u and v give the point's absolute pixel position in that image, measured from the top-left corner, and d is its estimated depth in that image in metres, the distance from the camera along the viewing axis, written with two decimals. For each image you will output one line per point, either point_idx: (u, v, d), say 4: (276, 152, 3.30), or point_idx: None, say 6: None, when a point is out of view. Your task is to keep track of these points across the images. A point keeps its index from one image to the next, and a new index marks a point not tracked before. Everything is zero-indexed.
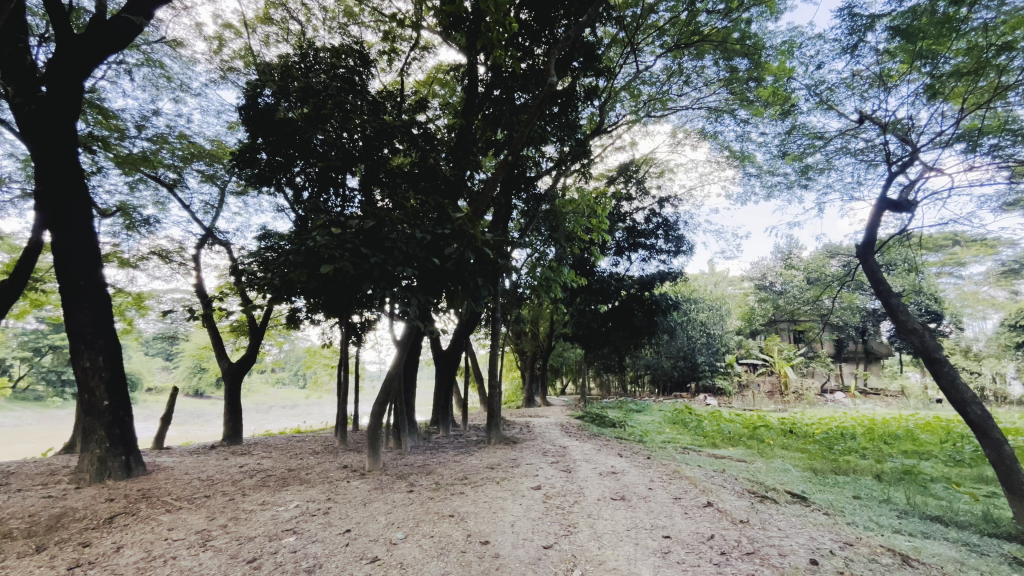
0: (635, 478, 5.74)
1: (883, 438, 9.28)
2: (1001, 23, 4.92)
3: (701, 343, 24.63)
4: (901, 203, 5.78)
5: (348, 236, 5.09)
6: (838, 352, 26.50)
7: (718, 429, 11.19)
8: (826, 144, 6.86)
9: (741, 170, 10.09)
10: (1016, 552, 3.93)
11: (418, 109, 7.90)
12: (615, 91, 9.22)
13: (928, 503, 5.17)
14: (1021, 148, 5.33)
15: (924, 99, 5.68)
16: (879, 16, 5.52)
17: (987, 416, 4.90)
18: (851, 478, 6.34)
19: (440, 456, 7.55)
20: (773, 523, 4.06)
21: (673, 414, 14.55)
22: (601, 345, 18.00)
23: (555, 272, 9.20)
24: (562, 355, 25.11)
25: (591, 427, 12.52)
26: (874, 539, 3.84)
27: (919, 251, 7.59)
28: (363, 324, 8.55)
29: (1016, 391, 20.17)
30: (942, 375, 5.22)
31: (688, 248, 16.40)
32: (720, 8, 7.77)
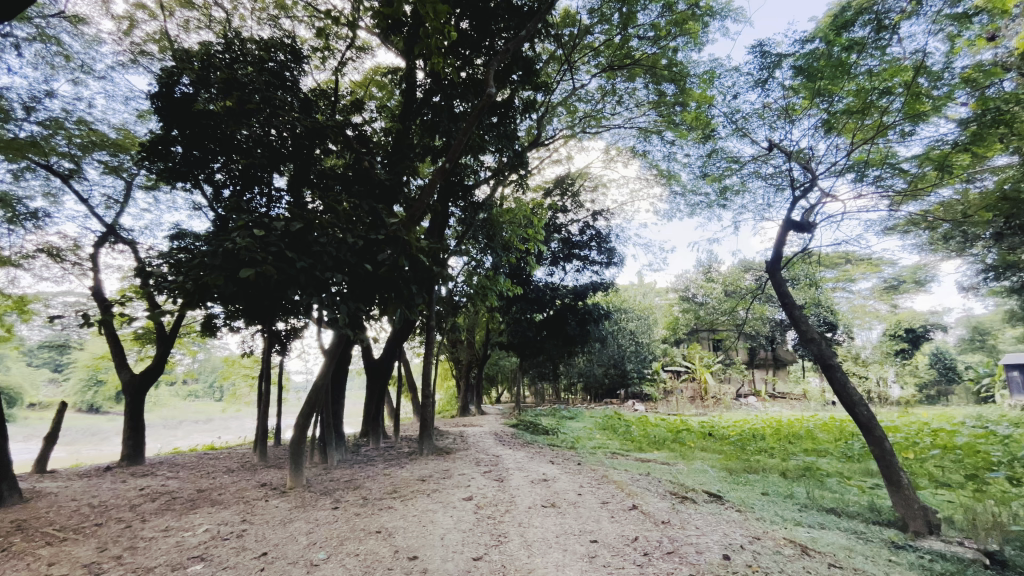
0: (565, 484, 5.85)
1: (788, 438, 10.17)
2: (883, 71, 5.64)
3: (630, 351, 25.68)
4: (803, 224, 6.39)
5: (271, 240, 4.80)
6: (751, 358, 28.66)
7: (644, 433, 11.71)
8: (741, 167, 7.45)
9: (667, 187, 10.69)
10: (894, 537, 4.43)
11: (354, 110, 7.65)
12: (553, 105, 9.47)
13: (823, 497, 5.72)
14: (898, 179, 6.09)
15: (822, 132, 6.34)
16: (785, 55, 6.12)
17: (872, 416, 5.46)
18: (760, 476, 6.88)
19: (370, 470, 7.26)
20: (691, 522, 4.30)
21: (603, 420, 15.06)
22: (536, 354, 18.04)
23: (491, 281, 9.28)
24: (497, 363, 25.19)
25: (525, 435, 12.64)
26: (779, 533, 4.17)
27: (818, 267, 8.43)
28: (288, 331, 8.07)
29: (895, 393, 22.81)
30: (835, 380, 5.80)
31: (619, 260, 17.08)
32: (650, 35, 8.27)
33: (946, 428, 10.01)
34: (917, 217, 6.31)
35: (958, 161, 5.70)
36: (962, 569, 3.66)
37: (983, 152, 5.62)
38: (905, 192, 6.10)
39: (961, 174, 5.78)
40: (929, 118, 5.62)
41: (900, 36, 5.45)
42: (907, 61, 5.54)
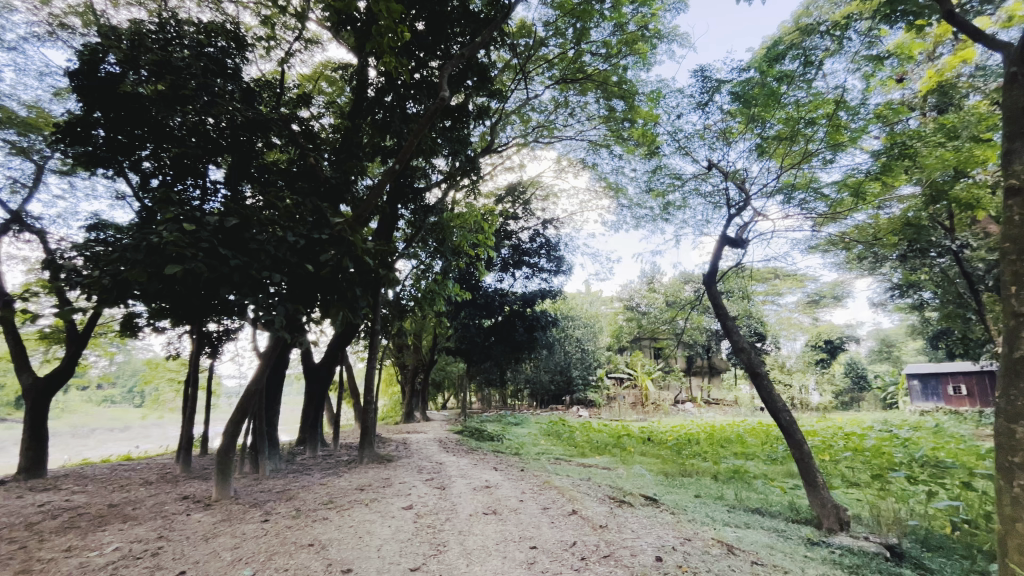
0: (507, 491, 5.85)
1: (720, 442, 10.75)
2: (808, 103, 6.13)
3: (575, 357, 26.19)
4: (737, 241, 6.80)
5: (203, 235, 4.52)
6: (688, 366, 30.10)
7: (587, 439, 11.98)
8: (683, 184, 7.85)
9: (615, 200, 11.03)
10: (810, 534, 4.77)
11: (300, 104, 7.35)
12: (506, 113, 9.54)
13: (750, 498, 6.08)
14: (820, 203, 6.65)
15: (755, 155, 6.78)
16: (724, 80, 6.50)
17: (793, 421, 5.87)
18: (694, 479, 7.22)
19: (305, 479, 6.94)
20: (628, 525, 4.43)
21: (548, 426, 15.25)
22: (484, 360, 18.15)
23: (440, 285, 9.17)
24: (444, 369, 24.93)
25: (470, 441, 12.56)
26: (707, 533, 4.38)
27: (751, 281, 8.99)
28: (221, 332, 7.60)
29: (815, 400, 24.68)
30: (762, 387, 6.19)
31: (568, 268, 17.42)
32: (602, 52, 8.54)
33: (856, 432, 10.95)
34: (836, 238, 6.87)
35: (870, 189, 6.28)
36: (867, 563, 3.98)
37: (890, 182, 6.23)
38: (826, 215, 6.63)
39: (873, 200, 6.37)
40: (847, 147, 6.17)
41: (823, 72, 5.97)
42: (829, 95, 6.07)
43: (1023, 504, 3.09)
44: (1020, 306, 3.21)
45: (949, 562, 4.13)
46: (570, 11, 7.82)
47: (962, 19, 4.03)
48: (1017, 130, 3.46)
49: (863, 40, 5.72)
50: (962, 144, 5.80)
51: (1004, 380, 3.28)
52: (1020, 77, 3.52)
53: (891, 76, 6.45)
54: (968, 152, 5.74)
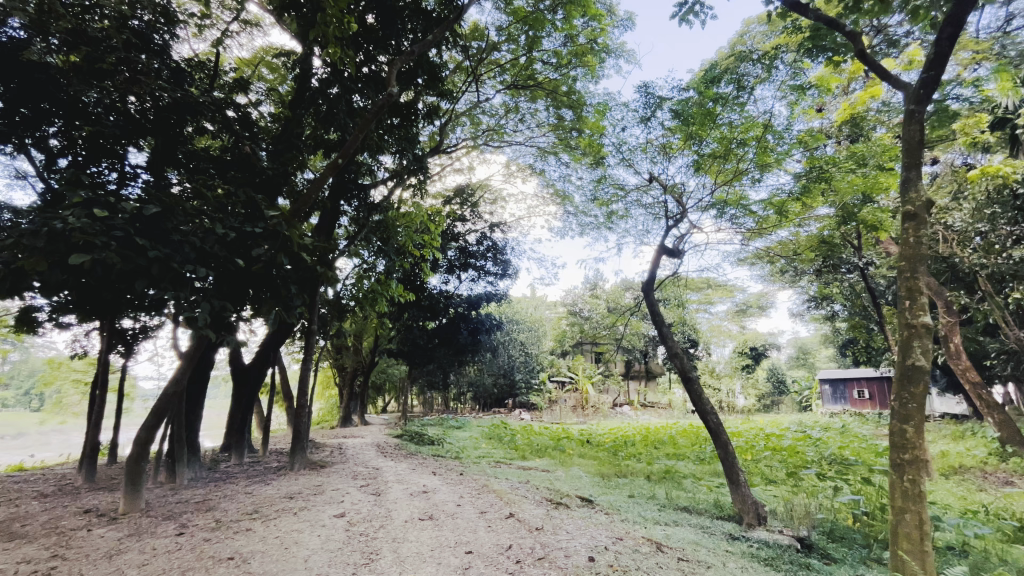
0: (445, 496, 5.77)
1: (654, 444, 11.22)
2: (740, 125, 6.54)
3: (519, 361, 26.38)
4: (674, 251, 7.13)
5: (116, 223, 4.13)
6: (627, 370, 31.22)
7: (528, 442, 12.09)
8: (626, 195, 8.14)
9: (562, 207, 11.24)
10: (733, 529, 5.07)
11: (236, 88, 6.92)
12: (457, 114, 9.48)
13: (679, 497, 6.38)
14: (748, 219, 7.15)
15: (692, 171, 7.14)
16: (665, 98, 6.80)
17: (720, 423, 6.20)
18: (629, 480, 7.47)
19: (228, 488, 6.49)
20: (562, 527, 4.49)
21: (490, 429, 15.26)
22: (426, 362, 17.93)
23: (383, 285, 8.93)
24: (385, 371, 24.29)
25: (409, 446, 12.30)
26: (638, 532, 4.53)
27: (686, 289, 9.46)
28: (136, 330, 6.99)
29: (740, 403, 26.38)
30: (692, 391, 6.50)
31: (514, 272, 17.53)
32: (552, 62, 8.70)
33: (775, 433, 11.80)
34: (762, 251, 7.40)
35: (791, 208, 6.81)
36: (781, 555, 4.27)
37: (809, 203, 6.79)
38: (753, 230, 7.14)
39: (794, 219, 6.90)
40: (772, 168, 6.65)
41: (754, 97, 6.43)
42: (759, 119, 6.51)
43: (911, 497, 3.44)
44: (912, 319, 3.60)
45: (850, 551, 4.53)
46: (522, 18, 7.90)
47: (871, 60, 4.47)
48: (914, 160, 3.85)
49: (789, 70, 6.19)
50: (870, 171, 6.42)
51: (898, 385, 3.65)
52: (916, 115, 3.95)
53: (813, 105, 7.02)
54: (874, 178, 6.36)
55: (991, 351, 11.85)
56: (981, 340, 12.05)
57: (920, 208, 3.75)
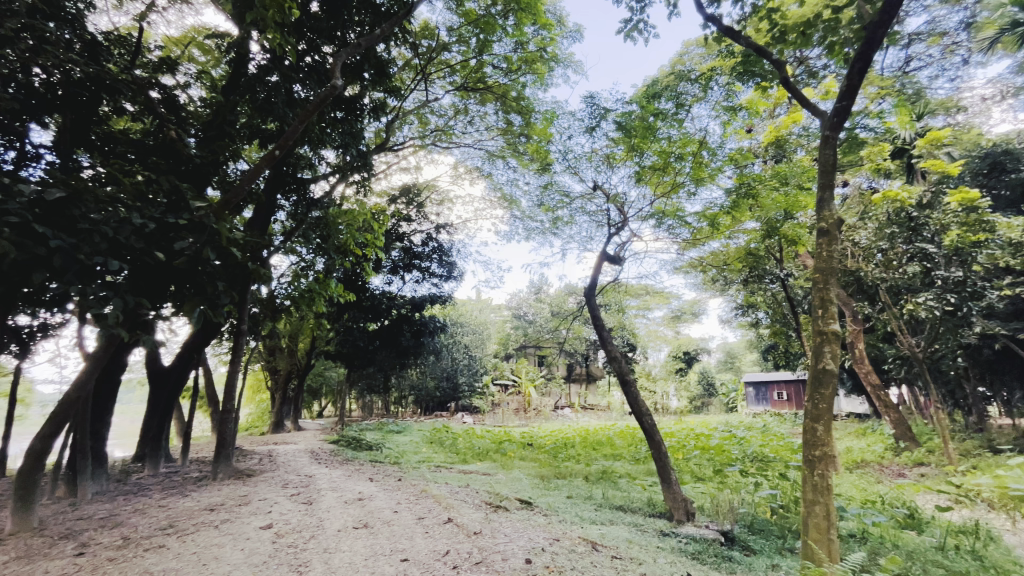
0: (381, 502, 5.59)
1: (592, 445, 11.51)
2: (678, 140, 6.87)
3: (463, 364, 26.21)
4: (615, 258, 7.37)
5: (11, 208, 3.67)
6: (568, 374, 31.91)
7: (469, 445, 12.01)
8: (571, 202, 8.33)
9: (508, 211, 11.30)
10: (664, 526, 5.29)
11: (162, 68, 6.39)
12: (404, 112, 9.30)
13: (615, 496, 6.58)
14: (683, 230, 7.54)
15: (634, 181, 7.41)
16: (609, 110, 7.02)
17: (655, 424, 6.44)
18: (567, 481, 7.61)
19: (139, 502, 5.94)
20: (501, 530, 4.49)
21: (431, 433, 15.03)
22: (366, 365, 17.56)
23: (321, 284, 8.54)
24: (322, 374, 23.30)
25: (345, 451, 11.85)
26: (575, 532, 4.61)
27: (626, 295, 9.81)
28: (33, 328, 6.24)
29: (673, 405, 27.69)
30: (630, 393, 6.72)
31: (459, 274, 17.38)
32: (502, 66, 8.74)
33: (705, 433, 12.46)
34: (695, 260, 7.82)
35: (722, 222, 7.26)
36: (706, 548, 4.51)
37: (738, 217, 7.25)
38: (688, 241, 7.54)
39: (724, 231, 7.35)
40: (707, 183, 7.04)
41: (691, 115, 6.79)
42: (695, 136, 6.87)
43: (821, 490, 3.73)
44: (824, 326, 3.94)
45: (767, 542, 4.86)
46: (473, 21, 7.90)
47: (794, 88, 4.84)
48: (828, 181, 4.22)
49: (723, 92, 6.60)
50: (791, 190, 6.95)
51: (810, 387, 3.98)
52: (831, 141, 4.34)
53: (743, 127, 7.54)
54: (794, 197, 6.88)
55: (889, 356, 13.18)
56: (880, 346, 13.40)
57: (832, 226, 4.12)
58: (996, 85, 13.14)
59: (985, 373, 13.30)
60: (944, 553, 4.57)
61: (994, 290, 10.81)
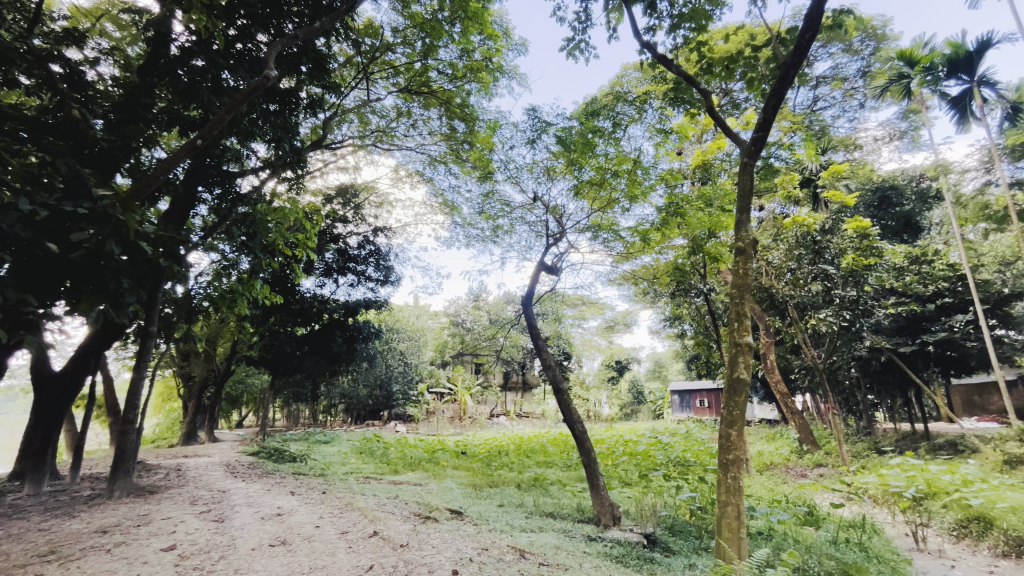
0: (302, 517, 5.29)
1: (526, 453, 11.62)
2: (615, 158, 7.16)
3: (397, 371, 25.56)
4: (552, 268, 7.53)
5: None
6: (505, 382, 32.09)
7: (401, 455, 11.70)
8: (511, 211, 8.43)
9: (449, 217, 11.23)
10: (591, 531, 5.42)
11: (66, 40, 5.74)
12: (344, 110, 8.99)
13: (546, 503, 6.67)
14: (615, 243, 7.88)
15: (573, 195, 7.64)
16: (550, 123, 7.19)
17: (586, 431, 6.60)
18: (499, 489, 7.61)
19: (13, 526, 5.21)
20: (428, 542, 4.40)
21: (361, 443, 14.48)
22: (293, 371, 16.68)
23: (244, 286, 7.98)
24: (243, 381, 21.79)
25: (266, 464, 11.12)
26: (504, 541, 4.61)
27: (562, 305, 10.04)
28: None
29: (604, 412, 28.63)
30: (562, 401, 6.84)
31: (396, 279, 16.95)
32: (448, 72, 8.70)
33: (633, 439, 12.99)
34: (628, 273, 8.19)
35: (653, 237, 7.65)
36: (630, 552, 4.67)
37: (667, 233, 7.67)
38: (622, 254, 7.91)
39: (654, 246, 7.76)
40: (640, 200, 7.39)
41: (627, 135, 7.12)
42: (630, 155, 7.18)
43: (733, 492, 4.00)
44: (740, 338, 4.25)
45: (686, 543, 5.13)
46: (419, 24, 7.81)
47: (719, 117, 5.20)
48: (746, 204, 4.57)
49: (657, 115, 6.97)
50: (714, 211, 7.43)
51: (726, 396, 4.27)
52: (749, 167, 4.72)
53: (673, 149, 7.98)
54: (717, 217, 7.37)
55: (796, 367, 14.44)
56: (788, 357, 14.64)
57: (747, 246, 4.46)
58: (885, 127, 14.94)
59: (874, 383, 14.89)
60: (836, 546, 5.05)
61: (882, 308, 12.19)
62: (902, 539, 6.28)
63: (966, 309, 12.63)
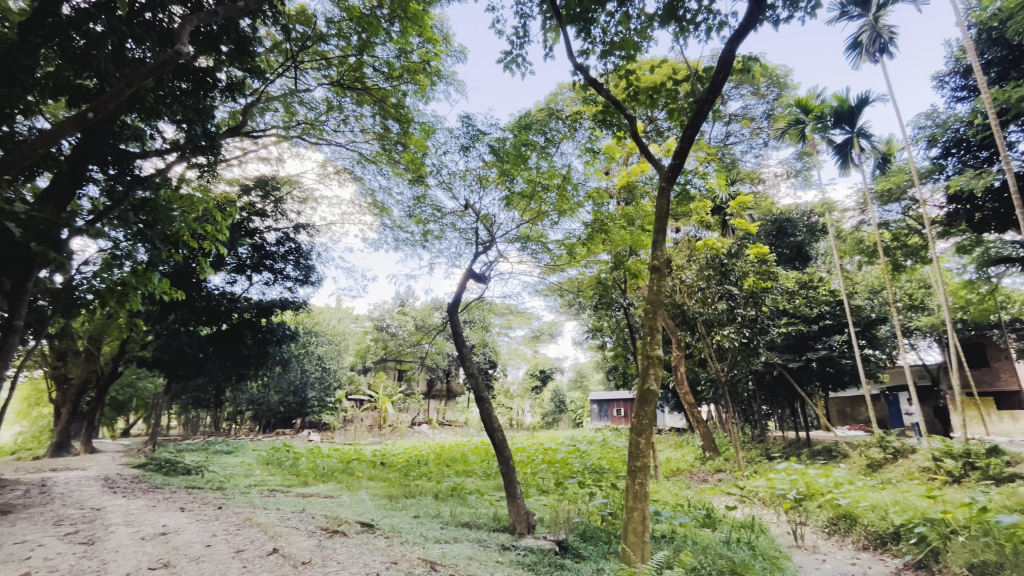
0: (191, 536, 4.81)
1: (445, 462, 11.44)
2: (546, 173, 7.33)
3: (314, 377, 24.20)
4: (480, 276, 7.54)
5: None
6: (429, 389, 31.52)
7: (312, 465, 11.06)
8: (442, 217, 8.36)
9: (378, 218, 10.86)
10: (505, 540, 5.45)
11: None
12: (269, 97, 8.44)
13: (462, 513, 6.62)
14: (542, 254, 8.07)
15: (504, 206, 7.73)
16: (484, 133, 7.24)
17: (505, 440, 6.63)
18: (415, 500, 7.42)
19: None
20: (333, 557, 4.19)
21: (268, 452, 13.50)
22: (194, 375, 15.55)
23: (139, 279, 7.14)
24: (132, 384, 19.54)
25: (153, 477, 10.00)
26: (415, 553, 4.51)
27: (489, 313, 10.06)
28: None
29: (526, 421, 28.99)
30: (483, 410, 6.83)
31: (317, 280, 16.08)
32: (384, 71, 8.45)
33: (553, 447, 13.27)
34: (554, 285, 8.42)
35: (579, 251, 7.97)
36: (541, 559, 4.75)
37: (592, 249, 8.00)
38: (549, 265, 8.13)
39: (580, 260, 8.06)
40: (568, 214, 7.63)
41: (558, 151, 7.34)
42: (561, 170, 7.40)
43: (639, 497, 4.21)
44: (652, 351, 4.50)
45: (595, 548, 5.30)
46: (356, 18, 7.56)
47: (642, 143, 5.54)
48: (662, 225, 4.89)
49: (587, 135, 7.26)
50: (636, 230, 7.84)
51: (637, 405, 4.50)
52: (666, 191, 5.06)
53: (602, 168, 8.33)
54: (638, 235, 7.78)
55: (703, 379, 15.56)
56: (697, 370, 15.72)
57: (662, 264, 4.76)
58: (784, 166, 16.69)
59: (768, 395, 16.41)
60: (728, 546, 5.47)
61: (776, 327, 13.51)
62: (785, 537, 6.95)
63: (842, 331, 14.39)
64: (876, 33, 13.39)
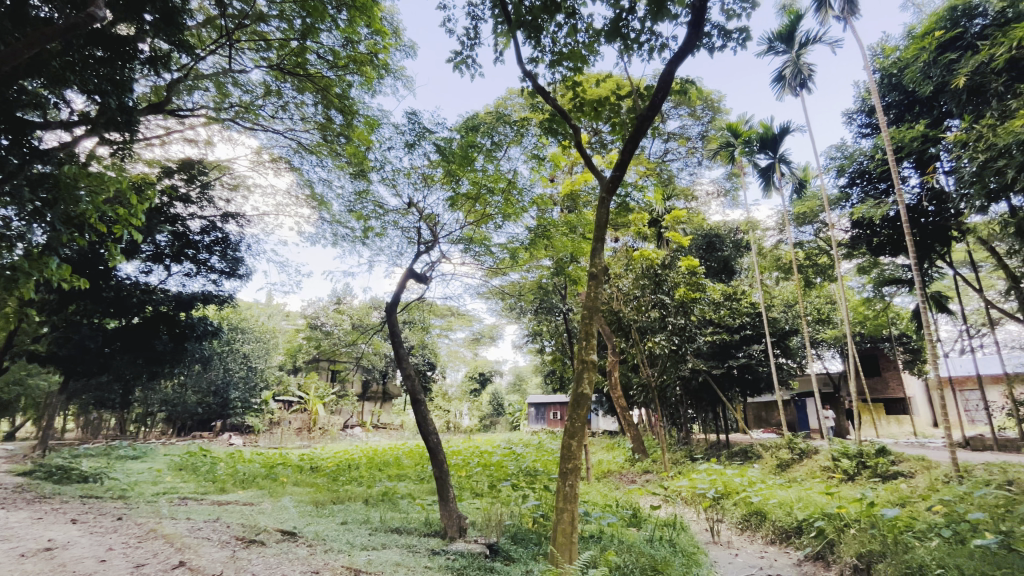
0: (82, 551, 4.33)
1: (377, 466, 11.11)
2: (491, 176, 7.33)
3: (238, 377, 22.70)
4: (421, 276, 7.42)
5: None
6: (364, 391, 30.51)
7: (232, 471, 10.37)
8: (384, 214, 8.16)
9: (316, 211, 10.40)
10: (435, 544, 5.38)
11: None
12: (199, 75, 7.85)
13: (392, 518, 6.45)
14: (485, 257, 8.07)
15: (448, 206, 7.66)
16: (430, 131, 7.14)
17: (440, 442, 6.54)
18: (343, 506, 7.14)
19: None
20: (248, 568, 3.94)
21: (181, 457, 12.47)
22: (96, 373, 13.94)
23: (33, 263, 6.35)
24: (20, 381, 17.37)
25: (41, 485, 8.94)
26: (339, 562, 4.33)
27: (429, 314, 9.90)
28: None
29: (464, 423, 28.76)
30: (418, 413, 6.70)
31: (245, 273, 15.10)
32: (328, 59, 8.08)
33: (489, 450, 13.29)
34: (495, 288, 8.46)
35: (521, 255, 8.08)
36: (471, 563, 4.71)
37: (534, 254, 8.12)
38: (492, 268, 8.17)
39: (522, 264, 8.16)
40: (512, 218, 7.70)
41: (505, 155, 7.37)
42: (506, 174, 7.44)
43: (568, 498, 4.30)
44: (586, 354, 4.62)
45: (525, 550, 5.36)
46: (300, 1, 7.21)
47: (586, 153, 5.68)
48: (602, 232, 5.05)
49: (534, 142, 7.36)
50: (577, 237, 8.04)
51: (570, 408, 4.59)
52: (606, 201, 5.23)
53: (547, 175, 8.48)
54: (579, 242, 7.99)
55: (635, 383, 16.19)
56: (629, 375, 16.36)
57: (600, 271, 4.91)
58: (715, 185, 17.81)
59: (694, 400, 17.35)
60: (651, 544, 5.72)
61: (702, 336, 14.36)
62: (702, 533, 7.39)
63: (760, 340, 15.55)
64: (797, 68, 14.63)
